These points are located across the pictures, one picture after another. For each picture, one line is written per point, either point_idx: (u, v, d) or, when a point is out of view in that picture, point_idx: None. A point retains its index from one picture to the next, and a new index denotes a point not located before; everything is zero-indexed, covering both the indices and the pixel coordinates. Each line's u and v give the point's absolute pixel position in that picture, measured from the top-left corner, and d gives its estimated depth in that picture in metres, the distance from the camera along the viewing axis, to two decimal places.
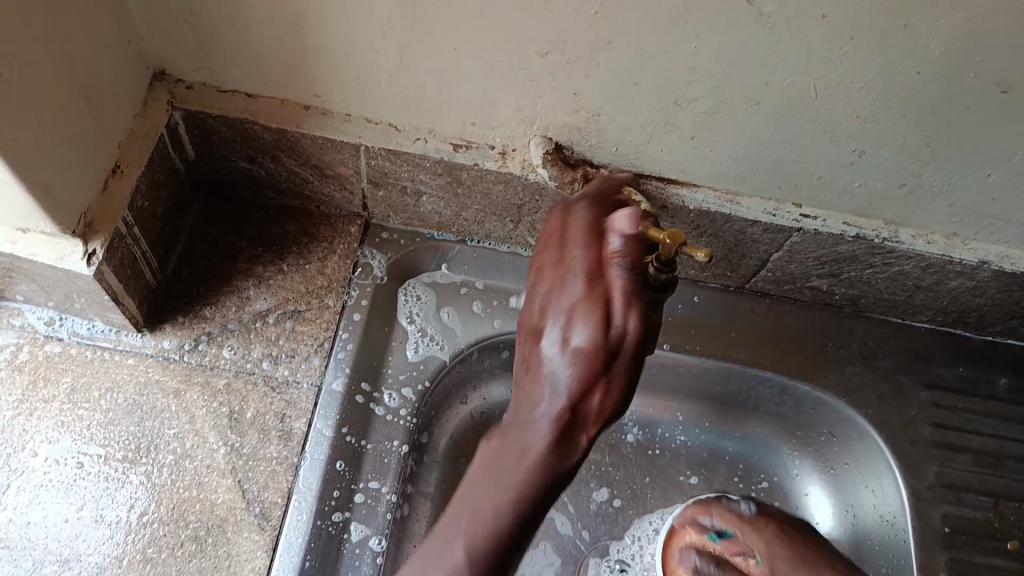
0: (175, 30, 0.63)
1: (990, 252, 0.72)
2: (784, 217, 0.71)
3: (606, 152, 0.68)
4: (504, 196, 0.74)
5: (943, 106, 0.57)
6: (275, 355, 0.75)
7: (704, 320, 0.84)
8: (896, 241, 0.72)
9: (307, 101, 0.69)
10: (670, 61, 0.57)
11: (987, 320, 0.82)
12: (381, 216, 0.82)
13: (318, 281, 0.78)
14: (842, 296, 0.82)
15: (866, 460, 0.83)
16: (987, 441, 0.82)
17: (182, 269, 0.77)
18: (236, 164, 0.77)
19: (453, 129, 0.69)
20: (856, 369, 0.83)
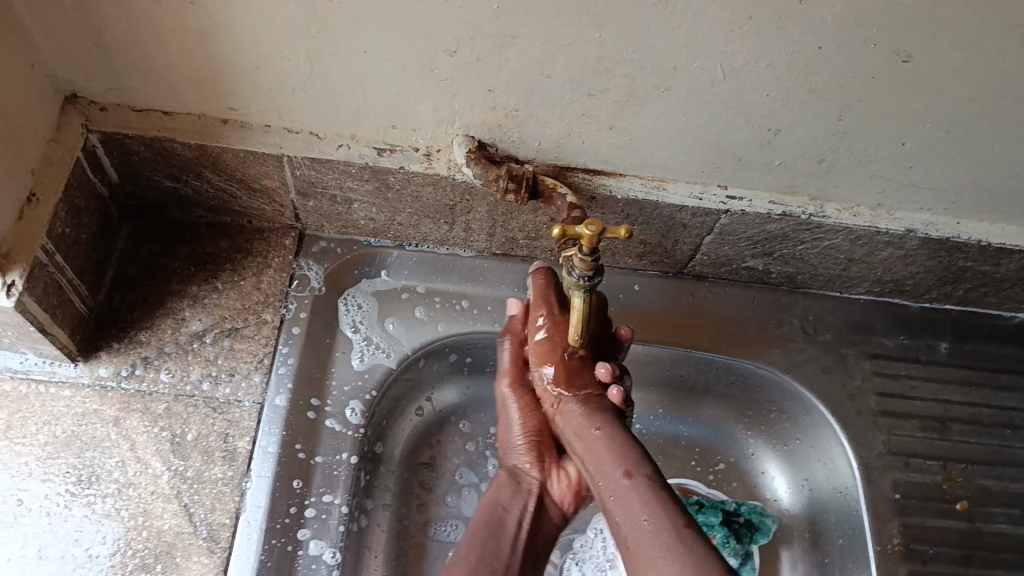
0: (80, 53, 0.62)
1: (916, 220, 0.74)
2: (710, 201, 0.72)
3: (529, 148, 0.68)
4: (435, 197, 0.74)
5: (850, 79, 0.58)
6: (214, 375, 0.74)
7: (647, 309, 0.85)
8: (823, 216, 0.73)
9: (225, 115, 0.68)
10: (578, 51, 0.57)
11: (923, 287, 0.84)
12: (315, 226, 0.81)
13: (254, 297, 0.77)
14: (778, 275, 0.83)
15: (816, 434, 0.84)
16: (931, 406, 0.84)
17: (114, 295, 0.76)
18: (161, 184, 0.76)
19: (375, 133, 0.68)
20: (800, 345, 0.84)
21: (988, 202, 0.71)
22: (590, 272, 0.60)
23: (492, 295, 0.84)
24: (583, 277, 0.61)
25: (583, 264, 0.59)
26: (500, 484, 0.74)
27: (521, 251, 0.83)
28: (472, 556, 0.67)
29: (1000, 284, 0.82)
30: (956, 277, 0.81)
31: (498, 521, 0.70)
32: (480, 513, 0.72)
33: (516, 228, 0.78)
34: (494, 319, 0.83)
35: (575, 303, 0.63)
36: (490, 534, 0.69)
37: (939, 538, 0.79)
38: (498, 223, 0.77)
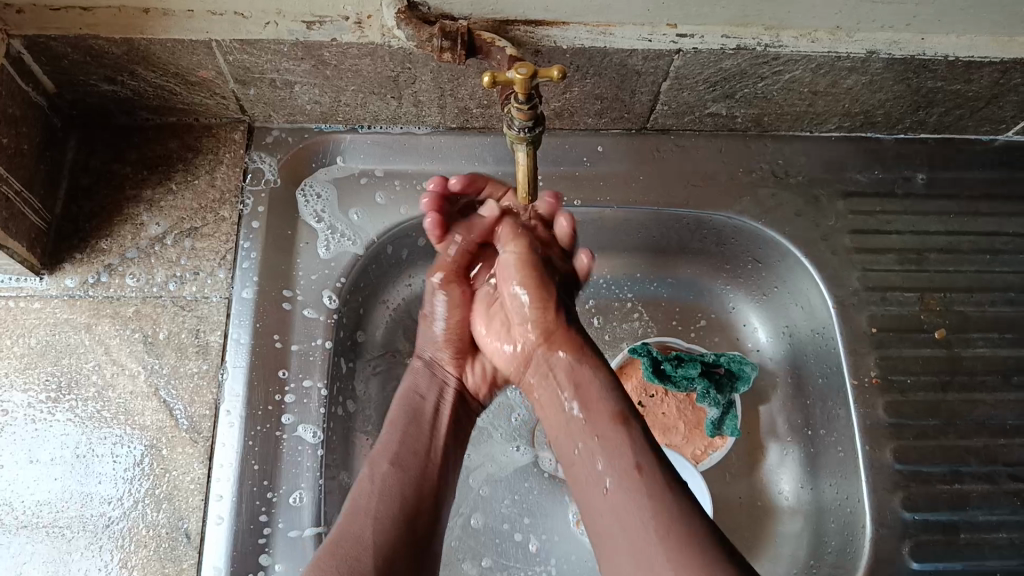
0: None
1: (879, 41, 0.70)
2: (660, 42, 0.69)
3: (463, 3, 0.65)
4: (376, 70, 0.71)
5: None
6: (179, 275, 0.74)
7: (612, 169, 0.83)
8: (780, 46, 0.70)
9: (146, 5, 0.65)
10: None
11: (895, 117, 0.81)
12: (263, 117, 0.79)
13: (209, 195, 0.77)
14: (744, 119, 0.81)
15: (792, 278, 0.84)
16: (908, 238, 0.82)
17: (72, 207, 0.75)
18: (99, 87, 0.74)
19: (301, 6, 0.65)
20: (770, 191, 0.82)
21: (951, 11, 0.67)
22: (530, 122, 0.58)
23: (453, 171, 0.82)
24: (524, 129, 0.58)
25: (521, 114, 0.57)
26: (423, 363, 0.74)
27: (477, 122, 0.80)
28: (393, 444, 0.67)
29: (975, 104, 0.78)
30: (928, 101, 0.78)
31: (417, 407, 0.70)
32: (397, 417, 0.69)
33: (466, 95, 0.75)
34: None
35: (520, 159, 0.61)
36: (413, 418, 0.69)
37: (918, 367, 0.79)
38: (447, 93, 0.75)
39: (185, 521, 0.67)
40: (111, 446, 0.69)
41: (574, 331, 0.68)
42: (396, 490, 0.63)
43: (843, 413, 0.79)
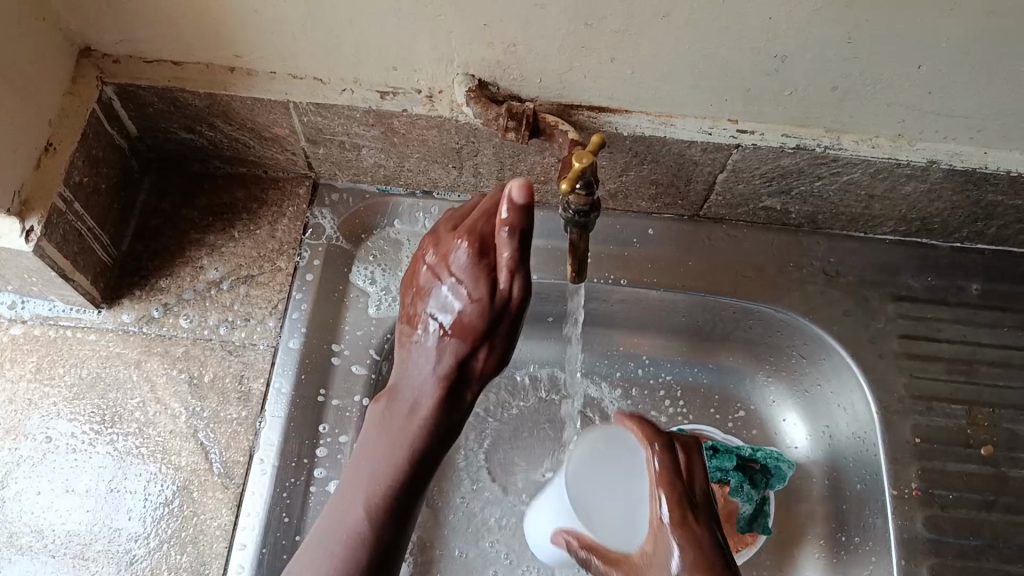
0: (85, 3, 0.63)
1: (939, 151, 0.70)
2: (720, 135, 0.70)
3: (531, 85, 0.67)
4: (441, 140, 0.74)
5: None
6: (231, 320, 0.76)
7: (661, 253, 0.83)
8: (839, 148, 0.70)
9: (232, 63, 0.69)
10: None
11: (951, 225, 0.80)
12: (328, 175, 0.82)
13: (268, 246, 0.79)
14: (798, 215, 0.81)
15: (837, 378, 0.83)
16: (959, 348, 0.81)
17: (137, 245, 0.78)
18: (176, 135, 0.77)
19: (377, 75, 0.68)
20: (820, 288, 0.82)
21: (1015, 128, 0.68)
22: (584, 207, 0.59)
23: None
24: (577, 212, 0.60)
25: (579, 200, 0.58)
26: (405, 432, 0.59)
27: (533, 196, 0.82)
28: (383, 472, 0.59)
29: None
30: (987, 213, 0.77)
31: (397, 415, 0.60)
32: (390, 432, 0.60)
33: (525, 171, 0.77)
34: None
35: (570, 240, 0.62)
36: (382, 421, 0.61)
37: (962, 483, 0.76)
38: (506, 167, 0.77)
39: (207, 567, 0.67)
40: (144, 484, 0.70)
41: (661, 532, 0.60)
42: (362, 550, 0.57)
43: (879, 522, 0.76)
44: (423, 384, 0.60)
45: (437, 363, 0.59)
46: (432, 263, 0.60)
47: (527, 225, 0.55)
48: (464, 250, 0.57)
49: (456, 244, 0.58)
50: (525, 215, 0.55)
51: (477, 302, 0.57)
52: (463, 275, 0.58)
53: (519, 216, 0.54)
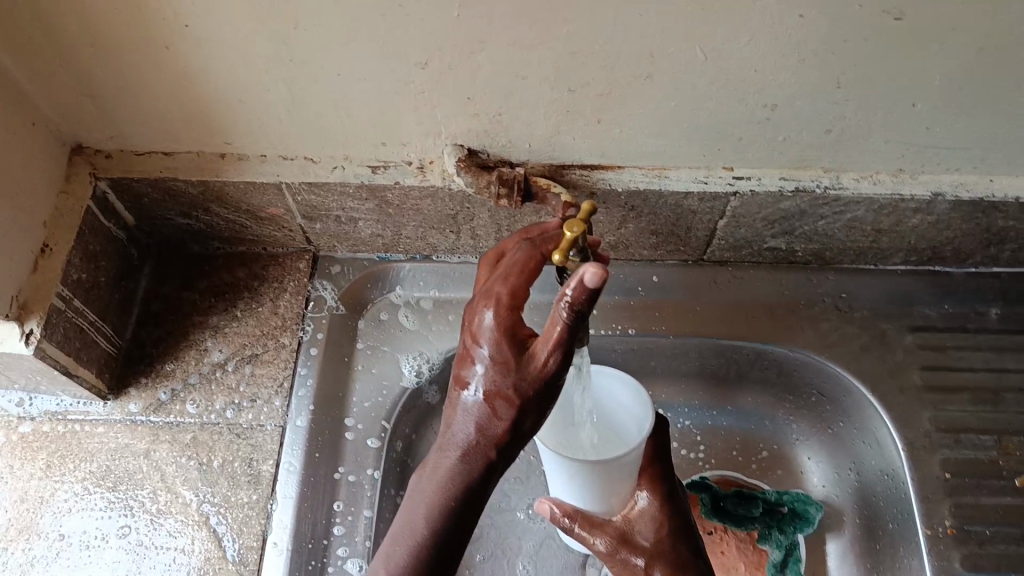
0: (72, 104, 0.64)
1: (944, 183, 0.69)
2: (716, 185, 0.69)
3: (521, 150, 0.66)
4: (436, 208, 0.73)
5: (839, 45, 0.54)
6: (237, 403, 0.75)
7: (667, 299, 0.82)
8: (841, 187, 0.69)
9: (222, 149, 0.69)
10: (548, 50, 0.56)
11: (964, 252, 0.78)
12: (327, 247, 0.82)
13: (272, 323, 0.79)
14: (804, 253, 0.80)
15: (860, 415, 0.81)
16: (982, 377, 0.78)
17: (141, 332, 0.78)
18: (174, 220, 0.77)
19: (367, 152, 0.68)
20: (833, 324, 0.80)
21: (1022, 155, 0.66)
22: None
23: None
24: None
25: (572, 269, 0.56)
26: (434, 490, 0.56)
27: None
28: (425, 498, 0.56)
29: None
30: (1000, 239, 0.76)
31: (451, 462, 0.56)
32: (426, 486, 0.56)
33: None
34: None
35: None
36: (438, 469, 0.56)
37: (996, 519, 0.74)
38: (503, 228, 0.76)
39: None
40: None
41: (639, 530, 0.69)
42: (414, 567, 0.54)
43: (917, 563, 0.74)
44: (472, 427, 0.56)
45: (486, 409, 0.56)
46: (464, 354, 0.58)
47: (586, 305, 0.49)
48: (499, 375, 0.55)
49: (497, 363, 0.55)
50: (589, 298, 0.49)
51: (517, 369, 0.54)
52: (498, 350, 0.56)
53: (585, 300, 0.49)
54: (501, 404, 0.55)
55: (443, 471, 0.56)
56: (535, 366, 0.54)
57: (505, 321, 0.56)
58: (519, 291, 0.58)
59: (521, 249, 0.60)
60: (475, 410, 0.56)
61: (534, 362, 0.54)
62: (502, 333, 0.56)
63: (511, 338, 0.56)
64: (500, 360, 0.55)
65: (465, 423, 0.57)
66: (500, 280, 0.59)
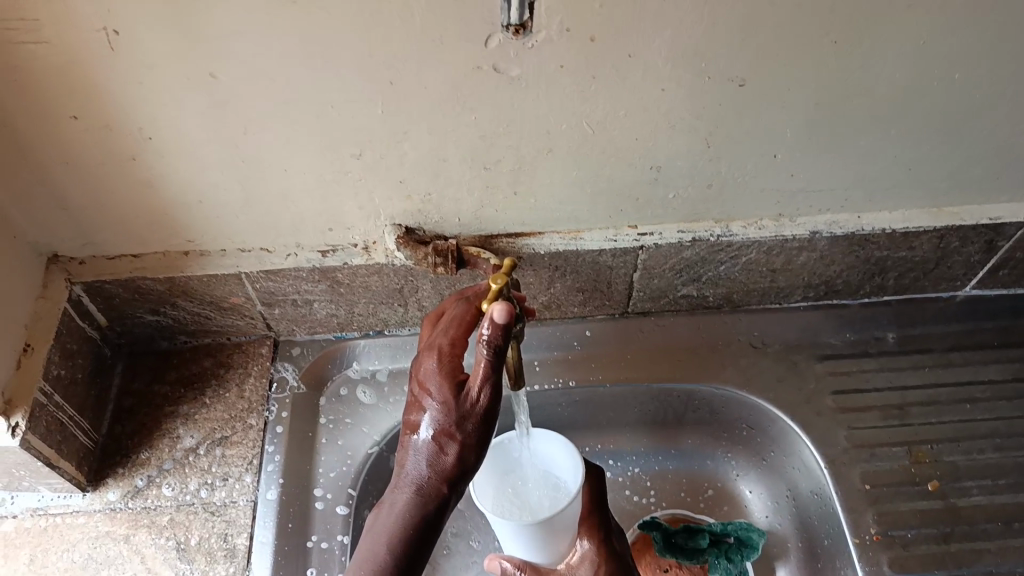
0: (52, 220, 0.72)
1: (819, 222, 0.80)
2: (624, 241, 0.79)
3: (452, 224, 0.76)
4: (383, 284, 0.82)
5: (700, 111, 0.66)
6: (210, 482, 0.80)
7: (601, 352, 0.90)
8: (730, 234, 0.79)
9: (186, 248, 0.77)
10: (462, 135, 0.66)
11: (855, 285, 0.89)
12: (287, 331, 0.89)
13: (239, 405, 0.85)
14: (715, 297, 0.89)
15: (786, 442, 0.88)
16: (888, 394, 0.87)
17: (115, 427, 0.83)
18: (143, 319, 0.84)
19: (317, 238, 0.77)
20: (751, 360, 0.89)
21: (878, 191, 0.77)
22: None
23: None
24: None
25: None
26: (391, 524, 0.61)
27: None
28: (384, 532, 0.61)
29: (925, 267, 0.87)
30: (880, 269, 0.86)
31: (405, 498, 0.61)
32: (383, 524, 0.61)
33: None
34: None
35: None
36: (394, 506, 0.61)
37: (917, 520, 0.81)
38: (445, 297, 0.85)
39: None
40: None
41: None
42: None
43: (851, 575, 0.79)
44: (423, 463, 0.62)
45: (434, 446, 0.62)
46: (412, 401, 0.65)
47: (503, 342, 0.59)
48: (442, 413, 0.62)
49: (440, 402, 0.62)
50: (503, 335, 0.58)
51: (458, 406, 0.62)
52: (441, 392, 0.63)
53: (498, 336, 0.58)
54: (449, 439, 0.62)
55: (399, 506, 0.61)
56: (473, 401, 0.61)
57: (446, 366, 0.64)
58: (459, 341, 0.66)
59: (458, 307, 0.68)
60: (424, 448, 0.63)
61: (472, 396, 0.61)
62: (444, 377, 0.63)
63: (452, 381, 0.63)
64: (444, 400, 0.62)
65: (416, 462, 0.63)
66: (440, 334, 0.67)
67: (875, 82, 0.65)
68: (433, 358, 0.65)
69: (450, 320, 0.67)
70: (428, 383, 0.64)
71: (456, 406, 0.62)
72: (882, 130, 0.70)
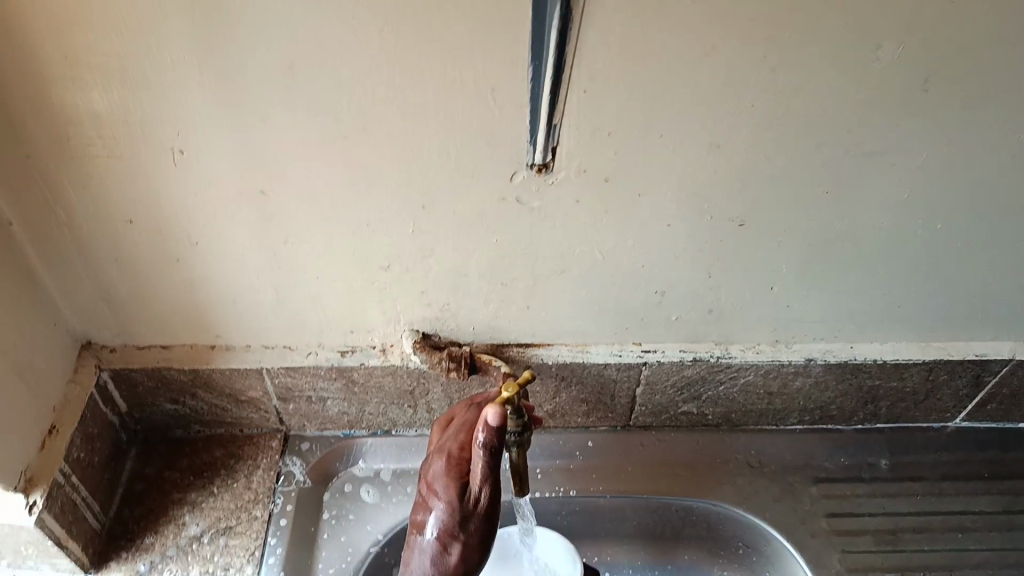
0: (95, 312, 0.77)
1: (814, 350, 0.84)
2: (629, 356, 0.83)
3: (467, 332, 0.81)
4: (395, 385, 0.86)
5: (704, 245, 0.71)
6: (210, 571, 0.81)
7: (602, 462, 0.93)
8: (729, 356, 0.83)
9: (212, 341, 0.82)
10: (483, 254, 0.72)
11: (848, 411, 0.92)
12: (298, 426, 0.92)
13: (245, 496, 0.87)
14: (714, 416, 0.92)
15: (781, 564, 0.89)
16: (881, 520, 0.89)
17: (123, 510, 0.85)
18: (162, 406, 0.87)
19: (338, 338, 0.82)
20: (747, 479, 0.92)
21: (869, 324, 0.82)
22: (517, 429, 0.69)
23: None
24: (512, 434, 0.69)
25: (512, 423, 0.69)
26: None
27: None
28: None
29: (915, 398, 0.90)
30: (873, 397, 0.90)
31: None
32: None
33: None
34: None
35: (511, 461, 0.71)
36: None
37: None
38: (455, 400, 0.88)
39: None
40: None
41: None
42: None
43: None
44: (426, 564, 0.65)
45: (437, 547, 0.65)
46: (420, 500, 0.68)
47: (498, 442, 0.62)
48: (445, 514, 0.65)
49: (444, 503, 0.65)
50: (497, 436, 0.62)
51: (458, 506, 0.64)
52: (443, 494, 0.65)
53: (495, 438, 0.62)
54: (450, 539, 0.64)
55: None
56: (474, 501, 0.64)
57: (451, 468, 0.66)
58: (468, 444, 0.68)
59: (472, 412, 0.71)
60: (427, 547, 0.65)
61: (472, 495, 0.64)
62: (449, 477, 0.66)
63: (455, 482, 0.66)
64: (446, 501, 0.65)
65: (420, 564, 0.65)
66: (453, 438, 0.70)
67: (864, 229, 0.71)
68: (441, 460, 0.68)
69: (463, 425, 0.70)
70: (434, 484, 0.67)
71: (457, 505, 0.64)
72: (872, 270, 0.75)
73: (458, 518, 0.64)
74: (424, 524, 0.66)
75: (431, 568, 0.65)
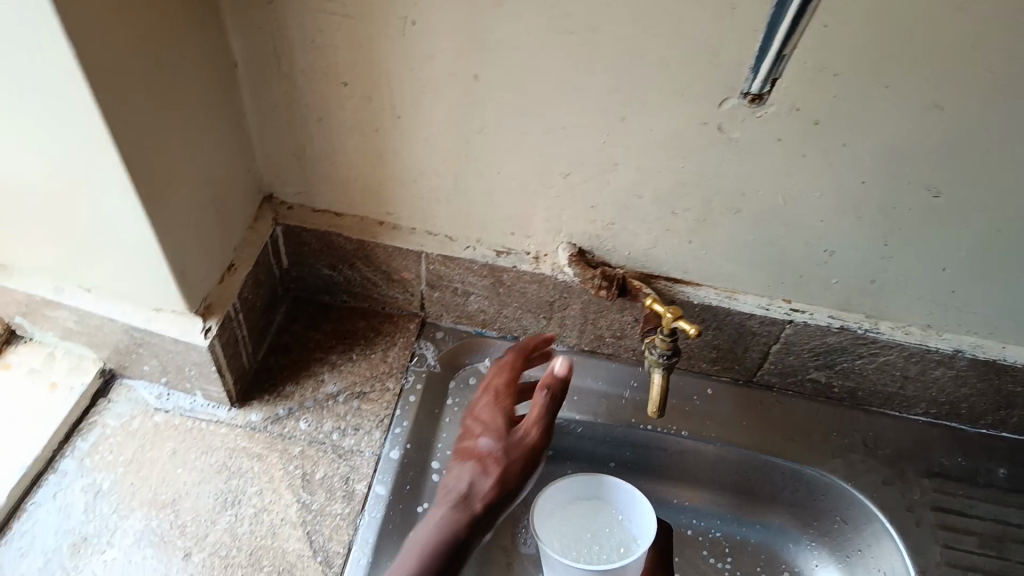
0: (284, 166, 0.82)
1: (964, 342, 0.83)
2: (776, 311, 0.84)
3: (621, 255, 0.82)
4: (538, 294, 0.88)
5: (887, 210, 0.71)
6: (343, 427, 0.87)
7: (717, 411, 0.95)
8: (877, 332, 0.83)
9: (382, 218, 0.86)
10: (666, 179, 0.73)
11: (978, 412, 0.91)
12: (435, 315, 0.97)
13: (380, 367, 0.92)
14: (840, 389, 0.93)
15: (877, 544, 0.90)
16: (989, 524, 0.88)
17: (269, 357, 0.91)
18: (319, 271, 0.93)
19: (497, 238, 0.85)
20: (860, 457, 0.92)
21: None
22: (669, 351, 0.72)
23: (579, 385, 0.94)
24: (663, 355, 0.72)
25: (663, 343, 0.72)
26: (443, 507, 0.78)
27: (606, 348, 0.95)
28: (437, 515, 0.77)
29: None
30: (1009, 403, 0.89)
31: (452, 490, 0.79)
32: (440, 503, 0.78)
33: (604, 325, 0.91)
34: (578, 408, 0.93)
35: (654, 380, 0.73)
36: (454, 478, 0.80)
37: None
38: (589, 320, 0.91)
39: None
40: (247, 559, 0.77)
41: None
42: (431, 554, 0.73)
43: None
44: (475, 463, 0.81)
45: (483, 451, 0.81)
46: (468, 425, 0.85)
47: (559, 391, 0.81)
48: (491, 438, 0.82)
49: (490, 429, 0.83)
50: (562, 387, 0.81)
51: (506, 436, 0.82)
52: (495, 421, 0.84)
53: (555, 385, 0.80)
54: (500, 449, 0.81)
55: (457, 486, 0.79)
56: (524, 430, 0.81)
57: (501, 404, 0.85)
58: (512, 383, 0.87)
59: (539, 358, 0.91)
60: (467, 461, 0.81)
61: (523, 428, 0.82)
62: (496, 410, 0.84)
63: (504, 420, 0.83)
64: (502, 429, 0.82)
65: (473, 455, 0.81)
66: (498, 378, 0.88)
67: None
68: (494, 391, 0.86)
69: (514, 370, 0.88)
70: (515, 368, 0.87)
71: (504, 435, 0.82)
72: None
73: (511, 441, 0.81)
74: (470, 439, 0.84)
75: (478, 473, 0.80)
